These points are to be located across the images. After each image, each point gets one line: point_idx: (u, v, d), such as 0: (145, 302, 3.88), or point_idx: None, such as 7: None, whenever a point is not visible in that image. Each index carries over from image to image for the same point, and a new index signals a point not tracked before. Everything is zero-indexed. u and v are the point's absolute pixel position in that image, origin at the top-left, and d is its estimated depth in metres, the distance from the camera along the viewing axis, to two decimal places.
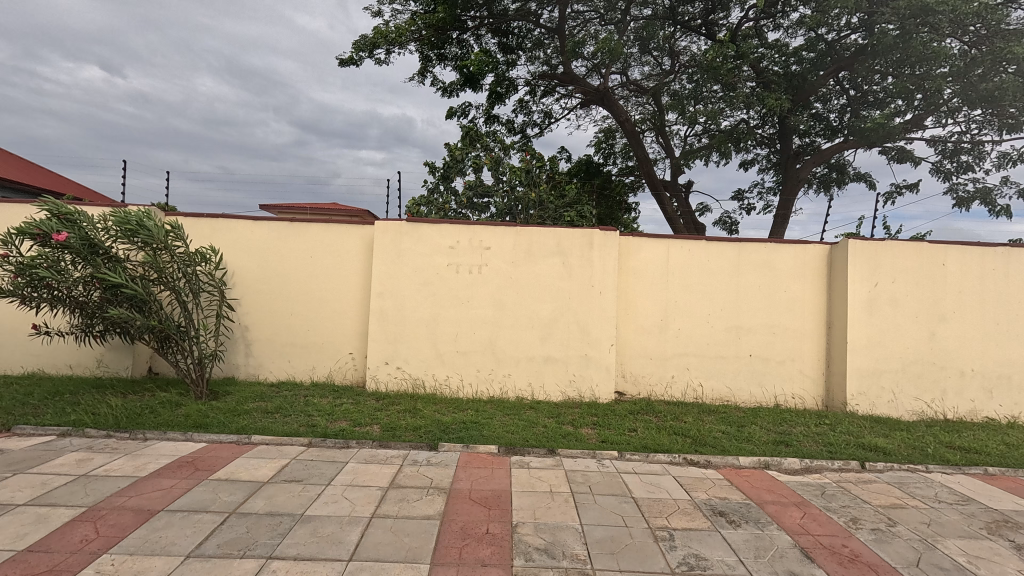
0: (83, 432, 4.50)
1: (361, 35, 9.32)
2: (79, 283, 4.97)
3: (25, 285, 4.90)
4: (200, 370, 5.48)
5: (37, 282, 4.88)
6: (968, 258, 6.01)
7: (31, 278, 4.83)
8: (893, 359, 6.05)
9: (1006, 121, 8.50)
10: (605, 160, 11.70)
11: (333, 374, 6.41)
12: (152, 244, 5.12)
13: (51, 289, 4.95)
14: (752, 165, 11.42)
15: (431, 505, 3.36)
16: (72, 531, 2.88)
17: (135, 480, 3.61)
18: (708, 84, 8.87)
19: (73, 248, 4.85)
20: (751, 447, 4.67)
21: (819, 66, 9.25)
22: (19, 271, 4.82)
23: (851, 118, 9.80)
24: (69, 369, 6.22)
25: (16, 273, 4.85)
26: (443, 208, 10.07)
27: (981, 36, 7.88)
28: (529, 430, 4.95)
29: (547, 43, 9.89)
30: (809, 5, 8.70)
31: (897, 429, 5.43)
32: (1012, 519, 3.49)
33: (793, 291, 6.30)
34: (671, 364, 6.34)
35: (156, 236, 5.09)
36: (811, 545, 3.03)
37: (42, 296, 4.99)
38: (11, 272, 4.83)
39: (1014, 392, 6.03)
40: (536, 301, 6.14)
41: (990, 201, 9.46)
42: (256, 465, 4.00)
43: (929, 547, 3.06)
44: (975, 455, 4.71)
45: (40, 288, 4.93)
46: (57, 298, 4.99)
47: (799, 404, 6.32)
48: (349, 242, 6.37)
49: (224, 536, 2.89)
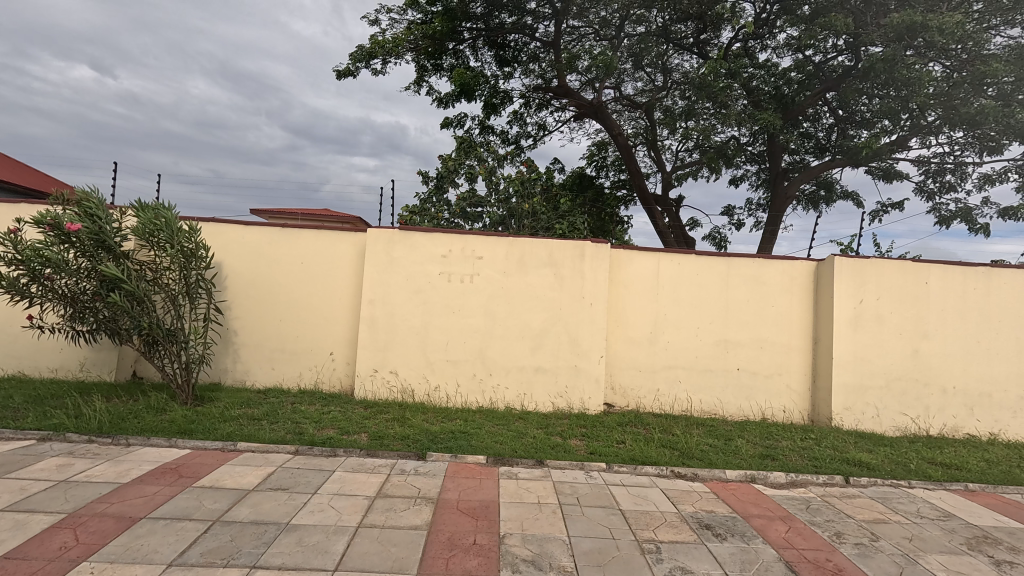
0: (64, 437, 4.42)
1: (358, 46, 9.41)
2: (81, 276, 4.95)
3: (25, 274, 4.87)
4: (186, 375, 5.42)
5: (37, 273, 4.84)
6: (949, 276, 6.15)
7: (32, 268, 4.79)
8: (878, 376, 6.14)
9: (988, 144, 8.71)
10: (597, 172, 11.85)
11: (320, 381, 6.36)
12: (165, 242, 5.15)
13: (51, 280, 4.92)
14: (741, 182, 11.63)
15: (419, 516, 3.35)
16: (52, 538, 2.83)
17: (117, 486, 3.55)
18: (701, 101, 9.01)
19: (84, 240, 4.86)
20: (738, 461, 4.71)
21: (807, 86, 9.48)
22: (21, 259, 4.80)
23: (838, 137, 10.05)
24: (52, 372, 6.11)
25: (17, 264, 4.82)
26: (436, 218, 10.10)
27: (963, 60, 8.15)
28: (517, 440, 4.94)
29: (542, 56, 10.09)
30: (798, 27, 8.92)
31: (881, 444, 5.50)
32: (991, 535, 3.55)
33: (780, 306, 6.39)
34: (659, 376, 6.38)
35: (172, 233, 5.12)
36: (796, 560, 3.05)
37: (39, 289, 4.95)
38: (13, 262, 4.83)
39: (995, 409, 6.13)
40: (527, 312, 6.17)
41: (971, 220, 9.68)
42: (241, 472, 3.95)
43: (911, 562, 3.10)
44: (957, 471, 4.78)
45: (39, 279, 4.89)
46: (53, 290, 4.94)
47: (786, 418, 6.38)
48: (341, 248, 6.36)
49: (208, 544, 2.86)
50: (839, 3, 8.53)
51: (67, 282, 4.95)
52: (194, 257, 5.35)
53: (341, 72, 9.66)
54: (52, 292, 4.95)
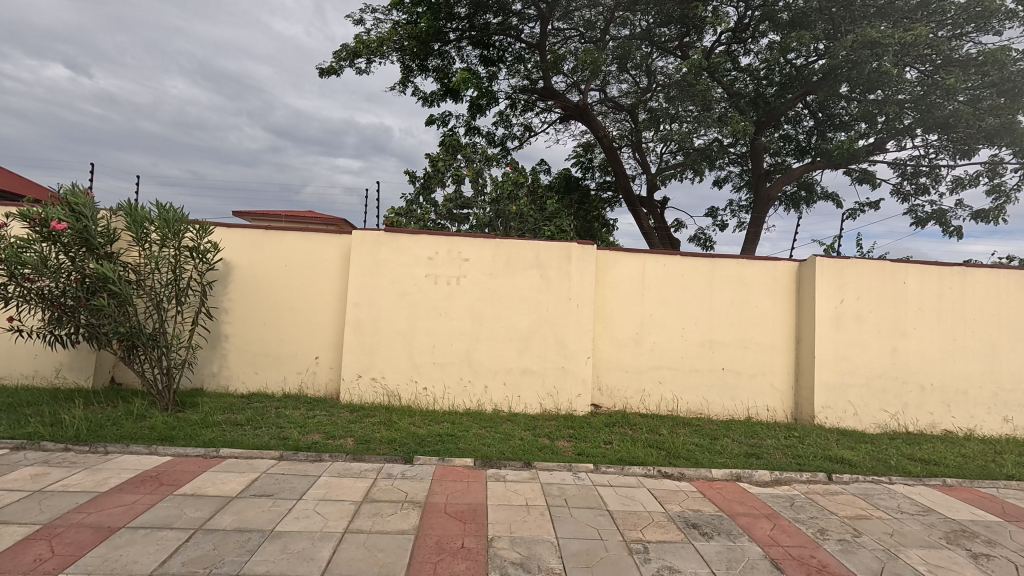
0: (39, 446, 4.30)
1: (342, 45, 9.35)
2: (65, 277, 4.84)
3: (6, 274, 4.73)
4: (168, 381, 5.31)
5: (20, 272, 4.70)
6: (926, 276, 6.29)
7: (14, 267, 4.65)
8: (859, 374, 6.26)
9: (960, 148, 8.97)
10: (584, 174, 11.91)
11: (303, 385, 6.28)
12: (161, 243, 5.09)
13: (33, 281, 4.79)
14: (725, 183, 11.77)
15: (406, 521, 3.31)
16: (26, 549, 2.74)
17: (95, 496, 3.46)
18: (683, 103, 9.13)
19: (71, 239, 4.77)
20: (723, 460, 4.77)
21: (788, 90, 9.44)
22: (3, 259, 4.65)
23: (818, 140, 10.28)
24: (26, 378, 5.93)
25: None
26: (423, 219, 10.06)
27: (936, 66, 8.46)
28: (505, 443, 4.93)
29: (527, 58, 10.12)
30: (778, 31, 9.08)
31: (861, 441, 5.60)
32: (969, 529, 3.63)
33: (763, 306, 6.48)
34: (645, 377, 6.42)
35: (171, 234, 5.09)
36: (781, 557, 3.09)
37: (19, 289, 4.80)
38: None
39: (970, 406, 6.28)
40: (514, 314, 6.17)
41: (945, 222, 9.92)
42: (223, 479, 3.87)
43: (892, 557, 3.15)
44: (935, 467, 4.88)
45: (21, 279, 4.76)
46: (32, 292, 4.80)
47: (770, 416, 6.47)
48: (325, 251, 6.29)
49: (189, 553, 2.79)
50: (819, 9, 8.69)
51: (50, 284, 4.83)
52: (192, 258, 5.34)
53: (325, 71, 9.58)
54: (30, 293, 4.82)
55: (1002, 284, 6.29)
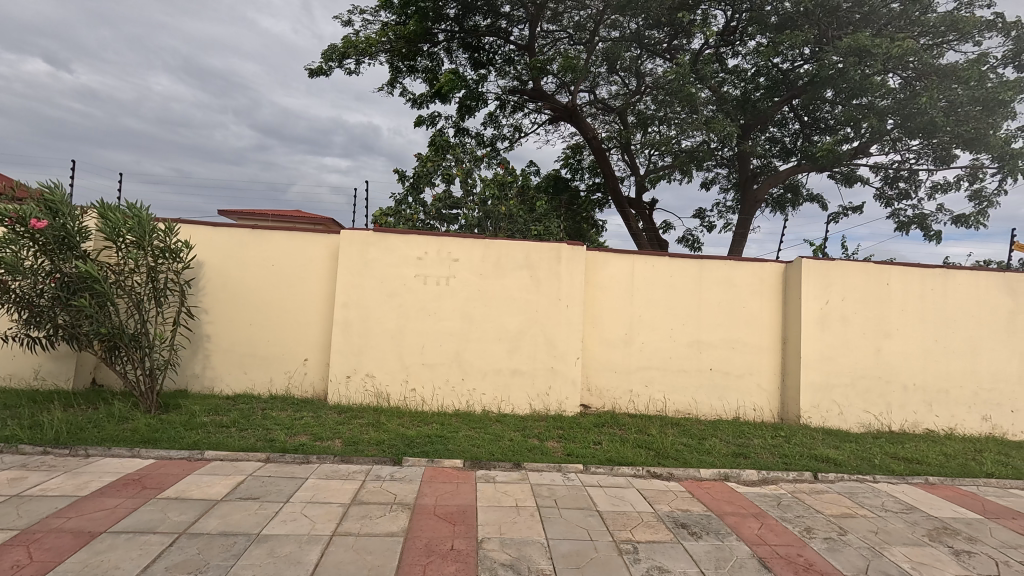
0: (17, 449, 4.20)
1: (330, 45, 9.27)
2: (42, 278, 4.74)
3: None
4: (150, 382, 5.20)
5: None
6: (909, 277, 6.39)
7: None
8: (844, 374, 6.35)
9: (941, 153, 9.15)
10: (573, 174, 11.95)
11: (290, 386, 6.21)
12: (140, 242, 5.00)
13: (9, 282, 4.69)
14: (712, 185, 11.87)
15: (395, 523, 3.28)
16: (3, 556, 2.67)
17: (75, 500, 3.39)
18: (671, 106, 9.18)
19: (48, 239, 4.68)
20: (711, 459, 4.80)
21: (773, 93, 9.64)
22: None
23: (804, 143, 10.40)
24: (3, 379, 5.80)
25: None
26: (412, 220, 10.01)
27: (918, 72, 8.55)
28: (495, 443, 4.92)
29: (517, 60, 10.08)
30: (765, 34, 9.16)
31: (846, 441, 5.67)
32: (950, 526, 3.70)
33: (750, 306, 6.55)
34: (634, 377, 6.45)
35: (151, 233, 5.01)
36: (769, 555, 3.11)
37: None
38: None
39: (952, 405, 6.40)
40: (503, 314, 6.16)
41: (926, 225, 10.11)
42: (209, 482, 3.81)
43: (877, 554, 3.20)
44: (917, 466, 4.97)
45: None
46: (6, 293, 4.69)
47: (757, 416, 6.54)
48: (313, 250, 6.23)
49: (174, 557, 2.75)
50: (805, 14, 8.78)
51: (24, 286, 4.73)
52: (171, 257, 5.25)
53: (313, 71, 9.50)
54: (6, 294, 4.71)
55: (981, 285, 6.42)
